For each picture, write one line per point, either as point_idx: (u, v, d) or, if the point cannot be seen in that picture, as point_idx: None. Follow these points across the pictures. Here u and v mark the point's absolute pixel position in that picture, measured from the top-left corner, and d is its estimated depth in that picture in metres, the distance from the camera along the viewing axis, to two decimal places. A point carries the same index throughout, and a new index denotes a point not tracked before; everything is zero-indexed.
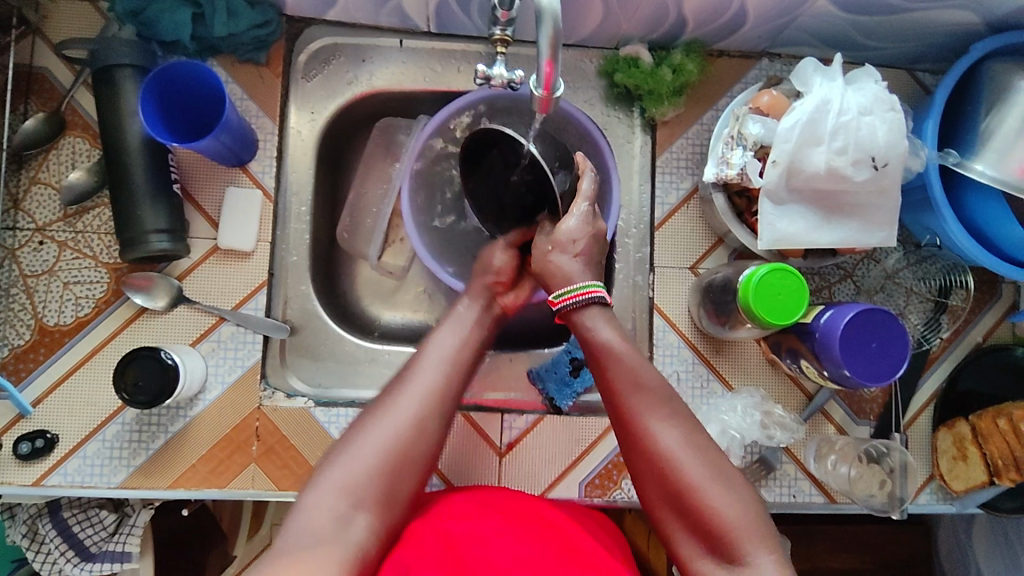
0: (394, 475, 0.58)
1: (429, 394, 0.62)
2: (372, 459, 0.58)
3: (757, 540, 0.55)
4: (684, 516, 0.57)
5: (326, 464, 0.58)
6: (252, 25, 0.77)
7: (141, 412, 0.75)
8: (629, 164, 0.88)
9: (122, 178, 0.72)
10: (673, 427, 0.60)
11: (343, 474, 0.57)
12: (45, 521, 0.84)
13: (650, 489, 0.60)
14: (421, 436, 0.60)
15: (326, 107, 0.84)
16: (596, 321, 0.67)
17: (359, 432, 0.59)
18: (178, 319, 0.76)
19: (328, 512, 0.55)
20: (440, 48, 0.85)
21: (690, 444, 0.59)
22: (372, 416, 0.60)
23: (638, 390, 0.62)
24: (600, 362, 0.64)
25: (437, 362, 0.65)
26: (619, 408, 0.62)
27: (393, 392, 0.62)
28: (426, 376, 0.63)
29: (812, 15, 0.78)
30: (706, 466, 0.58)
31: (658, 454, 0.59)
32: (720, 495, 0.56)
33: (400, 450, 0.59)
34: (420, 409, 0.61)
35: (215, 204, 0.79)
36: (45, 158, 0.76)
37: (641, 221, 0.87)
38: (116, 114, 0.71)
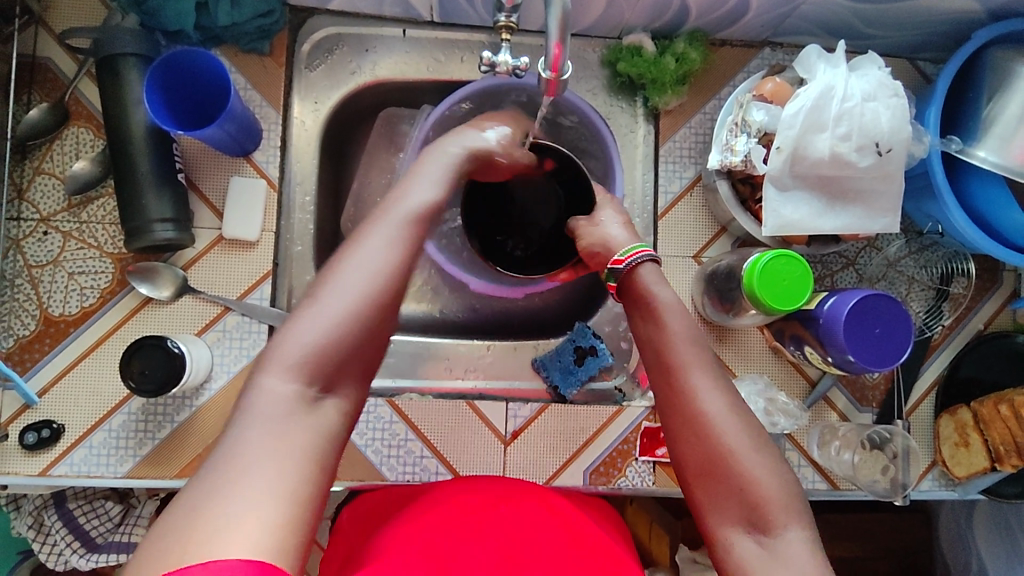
0: (363, 341, 0.53)
1: (389, 263, 0.56)
2: (340, 328, 0.52)
3: (792, 515, 0.54)
4: (718, 483, 0.56)
5: (277, 343, 0.52)
6: (256, 14, 0.77)
7: (147, 402, 0.75)
8: (632, 153, 0.89)
9: (127, 167, 0.72)
10: (720, 392, 0.58)
11: (310, 344, 0.51)
12: (50, 513, 0.84)
13: (685, 452, 0.58)
14: (387, 293, 0.55)
15: (330, 97, 0.84)
16: (651, 282, 0.66)
17: (321, 295, 0.53)
18: (184, 309, 0.77)
19: (291, 390, 0.49)
20: (443, 38, 0.85)
21: (735, 410, 0.58)
22: (332, 281, 0.54)
23: (692, 353, 0.61)
24: (653, 321, 0.63)
25: (402, 220, 0.59)
26: (667, 367, 0.61)
27: (356, 248, 0.56)
28: (389, 232, 0.57)
29: (814, 4, 0.79)
30: (750, 435, 0.57)
31: (703, 417, 0.57)
32: (759, 466, 0.56)
33: (368, 313, 0.53)
34: (387, 264, 0.55)
35: (220, 194, 0.79)
36: (49, 148, 0.76)
37: (644, 211, 0.88)
38: (121, 104, 0.71)
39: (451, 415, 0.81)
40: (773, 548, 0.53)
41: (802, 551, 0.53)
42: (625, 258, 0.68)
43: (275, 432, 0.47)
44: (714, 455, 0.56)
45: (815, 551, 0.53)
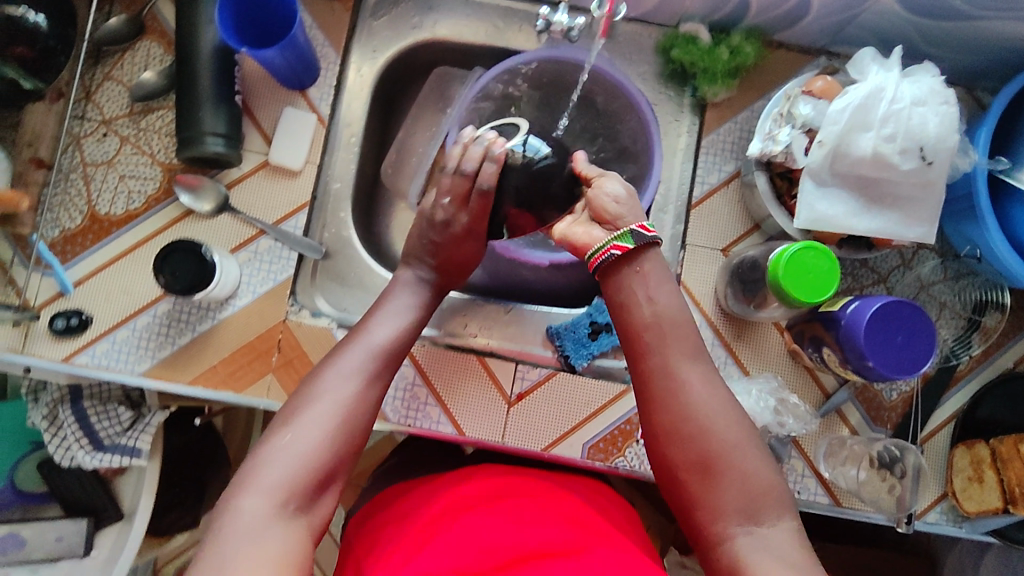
0: (336, 471, 0.58)
1: (370, 381, 0.63)
2: (315, 446, 0.57)
3: (784, 505, 0.58)
4: (710, 473, 0.59)
5: (256, 464, 0.56)
6: None
7: (173, 308, 0.78)
8: (674, 141, 0.89)
9: (190, 81, 0.75)
10: (714, 389, 0.62)
11: (288, 476, 0.55)
12: (65, 408, 0.89)
13: (678, 448, 0.61)
14: (360, 418, 0.60)
15: (388, 47, 0.88)
16: (650, 270, 0.67)
17: (296, 419, 0.58)
18: (221, 225, 0.79)
19: (267, 505, 0.53)
20: (504, 6, 0.89)
21: (726, 407, 0.61)
22: (312, 397, 0.60)
23: (688, 348, 0.64)
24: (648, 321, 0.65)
25: (374, 346, 0.65)
26: (660, 367, 0.63)
27: (333, 381, 0.61)
28: (362, 371, 0.63)
29: (875, 13, 0.79)
30: (745, 430, 0.61)
31: (703, 412, 0.60)
32: (748, 457, 0.59)
33: (342, 448, 0.59)
34: (361, 401, 0.61)
35: (273, 122, 0.82)
36: (121, 57, 0.81)
37: (680, 198, 0.87)
38: (194, 22, 0.75)
39: (459, 366, 0.82)
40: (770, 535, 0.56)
41: (790, 536, 0.57)
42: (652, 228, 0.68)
43: (248, 544, 0.51)
44: (710, 448, 0.59)
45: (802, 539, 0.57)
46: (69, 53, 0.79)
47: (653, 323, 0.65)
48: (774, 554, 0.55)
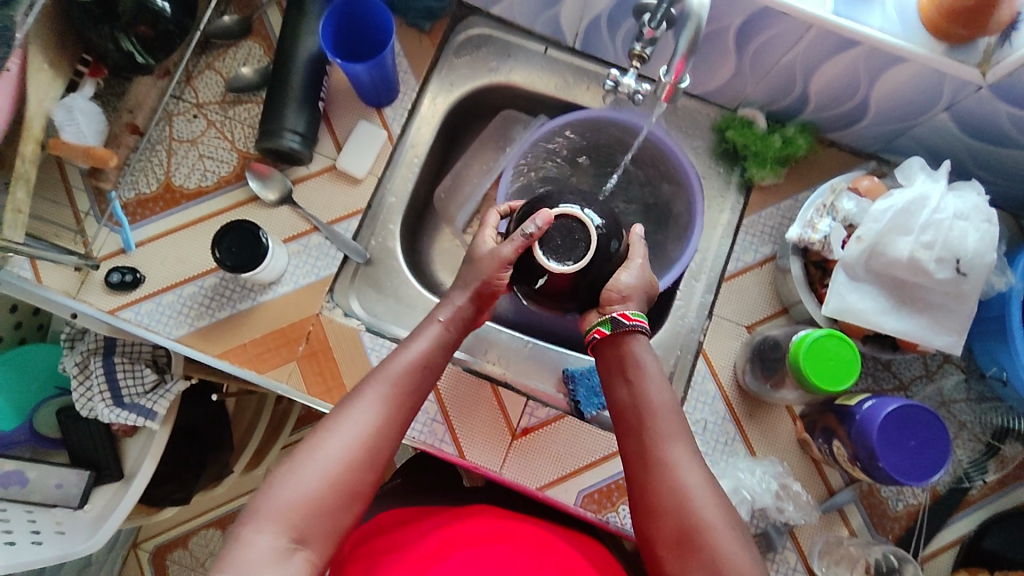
0: (344, 498, 0.61)
1: (384, 417, 0.65)
2: (319, 481, 0.60)
3: None
4: (693, 553, 0.59)
5: (265, 495, 0.59)
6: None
7: (219, 283, 0.85)
8: (715, 218, 0.91)
9: (283, 83, 0.84)
10: (695, 467, 0.62)
11: (288, 500, 0.59)
12: (97, 359, 0.95)
13: (659, 526, 0.61)
14: (370, 452, 0.63)
15: (464, 84, 0.95)
16: (639, 352, 0.69)
17: (308, 452, 0.61)
18: (279, 216, 0.86)
19: (270, 542, 0.57)
20: (577, 65, 0.95)
21: (709, 486, 0.61)
22: (326, 430, 0.63)
23: (672, 427, 0.65)
24: (633, 401, 0.67)
25: (395, 381, 0.67)
26: (646, 449, 0.64)
27: (348, 409, 0.64)
28: (380, 393, 0.66)
29: (927, 128, 0.82)
30: (724, 511, 0.60)
31: (684, 492, 0.61)
32: (731, 539, 0.58)
33: (346, 473, 0.61)
34: (372, 425, 0.64)
35: (346, 132, 0.89)
36: (225, 52, 0.91)
37: (714, 270, 0.89)
38: (297, 31, 0.84)
39: (471, 389, 0.84)
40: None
41: None
42: (633, 320, 0.70)
43: None
44: (688, 527, 0.60)
45: None
46: (183, 39, 0.87)
47: (638, 402, 0.67)
48: None
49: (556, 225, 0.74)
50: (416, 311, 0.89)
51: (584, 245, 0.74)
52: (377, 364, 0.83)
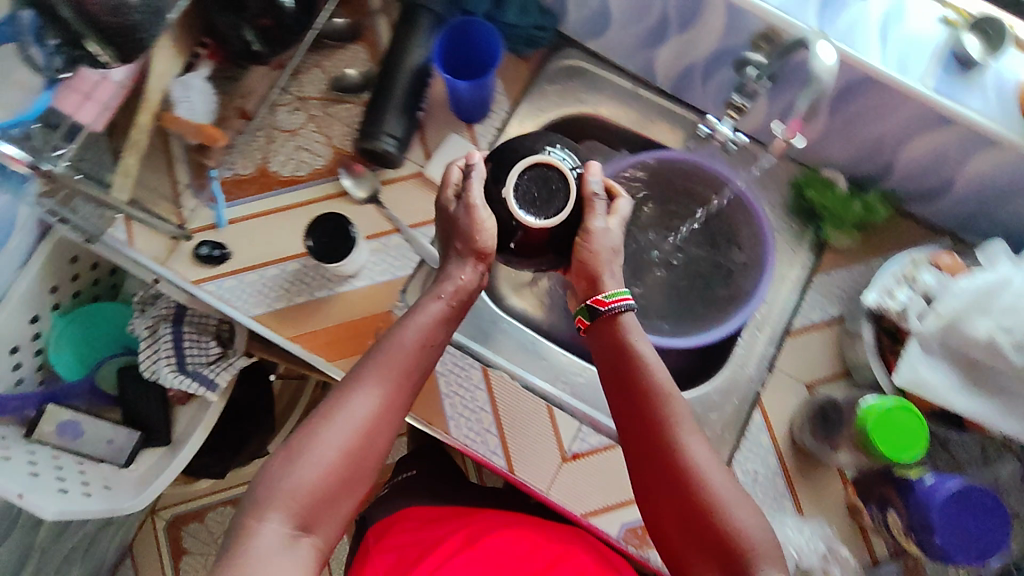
0: (348, 480, 0.63)
1: (379, 401, 0.67)
2: (320, 470, 0.62)
3: (772, 556, 0.60)
4: (701, 527, 0.62)
5: (266, 485, 0.61)
6: (535, 25, 0.94)
7: (300, 270, 0.89)
8: (786, 271, 0.91)
9: (387, 89, 0.88)
10: (698, 441, 0.66)
11: (290, 489, 0.60)
12: (167, 325, 1.00)
13: (663, 504, 0.65)
14: (368, 436, 0.65)
15: (552, 110, 0.97)
16: (631, 327, 0.72)
17: (307, 441, 0.63)
18: (364, 213, 0.90)
19: (277, 530, 0.59)
20: (662, 105, 0.98)
21: (711, 459, 0.65)
22: (322, 420, 0.64)
23: (674, 405, 0.67)
24: (630, 375, 0.69)
25: (389, 366, 0.69)
26: (649, 427, 0.67)
27: (343, 399, 0.66)
28: (375, 380, 0.67)
29: (1011, 213, 0.82)
30: (725, 481, 0.63)
31: (690, 470, 0.64)
32: (736, 508, 0.62)
33: (346, 461, 0.63)
34: (369, 415, 0.66)
35: (437, 142, 0.93)
36: (333, 52, 0.95)
37: (778, 323, 0.89)
38: (407, 42, 0.89)
39: (527, 409, 0.84)
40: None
41: None
42: (609, 303, 0.72)
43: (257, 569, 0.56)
44: (695, 504, 0.63)
45: None
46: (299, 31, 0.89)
47: (636, 377, 0.69)
48: None
49: (530, 176, 0.76)
50: (481, 322, 0.91)
51: (562, 194, 0.75)
52: (440, 367, 0.86)
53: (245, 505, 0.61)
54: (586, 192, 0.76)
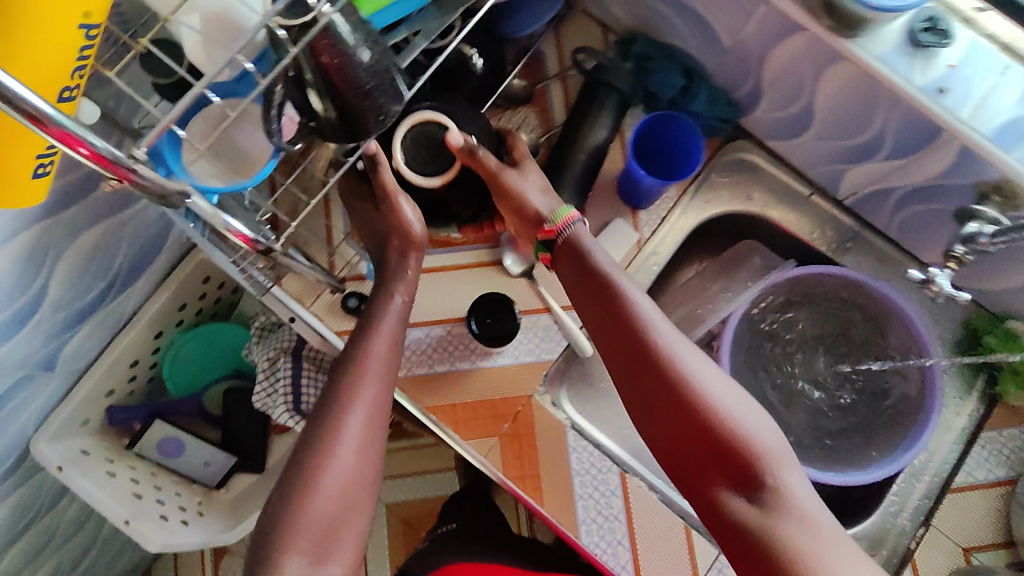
0: (355, 496, 0.68)
1: (368, 410, 0.71)
2: (326, 497, 0.66)
3: (782, 459, 0.61)
4: (713, 441, 0.62)
5: (277, 525, 0.65)
6: (718, 116, 0.89)
7: (445, 337, 0.85)
8: (951, 420, 0.87)
9: (563, 168, 0.84)
10: (688, 351, 0.66)
11: (303, 520, 0.65)
12: (286, 359, 0.97)
13: (669, 430, 0.64)
14: (366, 450, 0.70)
15: (719, 204, 0.92)
16: (595, 249, 0.74)
17: (315, 468, 0.67)
18: (519, 288, 0.86)
19: (297, 564, 0.63)
20: (836, 218, 0.92)
21: (705, 367, 0.65)
22: (321, 439, 0.68)
23: (659, 322, 0.68)
24: (613, 301, 0.70)
25: (371, 372, 0.73)
26: (639, 347, 0.67)
27: (334, 417, 0.70)
28: (363, 394, 0.72)
29: None
30: (722, 388, 0.64)
31: (682, 383, 0.64)
32: (742, 415, 0.63)
33: (353, 481, 0.68)
34: (363, 427, 0.70)
35: (600, 224, 0.88)
36: (502, 113, 0.90)
37: (937, 474, 0.85)
38: (587, 124, 0.85)
39: (664, 526, 0.80)
40: (781, 512, 0.58)
41: (799, 489, 0.60)
42: (559, 225, 0.76)
43: None
44: (699, 422, 0.63)
45: (810, 492, 0.60)
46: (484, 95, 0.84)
47: (616, 300, 0.70)
48: (794, 517, 0.57)
49: (418, 134, 0.77)
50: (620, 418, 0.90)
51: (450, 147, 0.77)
52: (575, 465, 0.83)
53: (259, 555, 0.64)
54: (461, 146, 0.75)
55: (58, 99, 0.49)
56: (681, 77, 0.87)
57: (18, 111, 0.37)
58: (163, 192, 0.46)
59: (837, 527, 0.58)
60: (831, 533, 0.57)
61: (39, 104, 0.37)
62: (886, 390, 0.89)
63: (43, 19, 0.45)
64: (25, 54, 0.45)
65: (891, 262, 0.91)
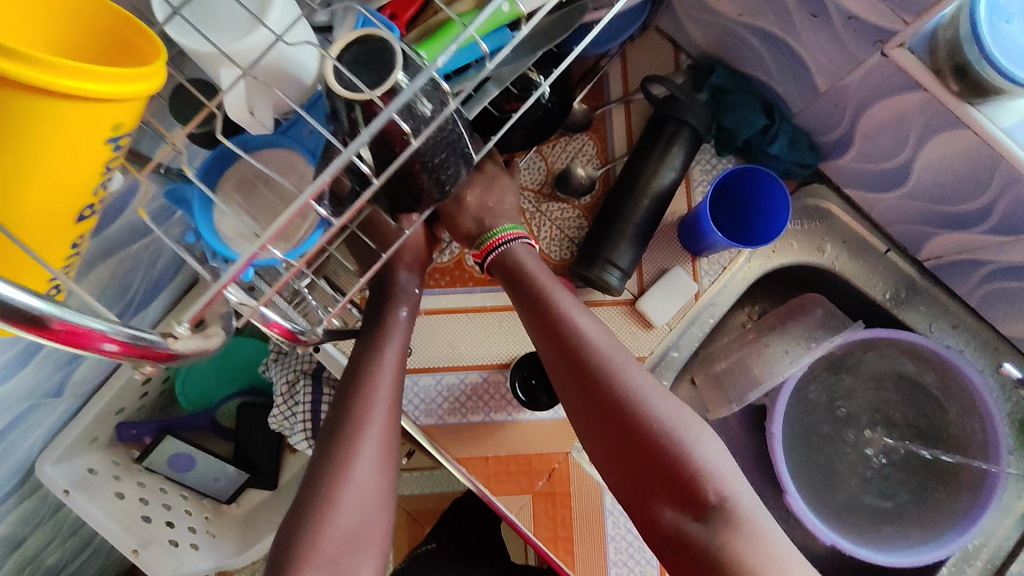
0: (371, 523, 0.62)
1: (380, 428, 0.65)
2: (342, 521, 0.61)
3: (729, 479, 0.60)
4: (661, 466, 0.60)
5: (289, 550, 0.60)
6: (797, 160, 0.81)
7: (480, 384, 0.79)
8: (1010, 503, 0.79)
9: (623, 210, 0.76)
10: (633, 372, 0.64)
11: (317, 546, 0.59)
12: (306, 384, 0.91)
13: (616, 457, 0.62)
14: (381, 474, 0.64)
15: (786, 253, 0.85)
16: (537, 267, 0.70)
17: (331, 488, 0.61)
18: None
19: None
20: (912, 277, 0.84)
21: (650, 388, 0.63)
22: (337, 456, 0.63)
23: (605, 346, 0.65)
24: (556, 322, 0.66)
25: (381, 386, 0.66)
26: (583, 372, 0.64)
27: (347, 434, 0.63)
28: (373, 403, 0.65)
29: None
30: (671, 411, 0.62)
31: (626, 405, 0.62)
32: (688, 435, 0.61)
33: (371, 507, 0.62)
34: (380, 449, 0.64)
35: (655, 271, 0.81)
36: (558, 141, 0.83)
37: (991, 560, 0.78)
38: (657, 163, 0.76)
39: None
40: (730, 532, 0.57)
41: (747, 507, 0.59)
42: (486, 249, 0.71)
43: None
44: (644, 444, 0.61)
45: (756, 508, 0.59)
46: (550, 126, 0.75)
47: (562, 322, 0.66)
48: (744, 540, 0.57)
49: None
50: None
51: None
52: (611, 530, 0.77)
53: None
54: None
55: (73, 228, 0.36)
56: (763, 116, 0.78)
57: (1, 316, 0.26)
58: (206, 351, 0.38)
59: (782, 544, 0.58)
60: (774, 551, 0.57)
61: (31, 302, 0.27)
62: (947, 468, 0.82)
63: (61, 149, 0.31)
64: (24, 193, 0.32)
65: (966, 330, 0.83)
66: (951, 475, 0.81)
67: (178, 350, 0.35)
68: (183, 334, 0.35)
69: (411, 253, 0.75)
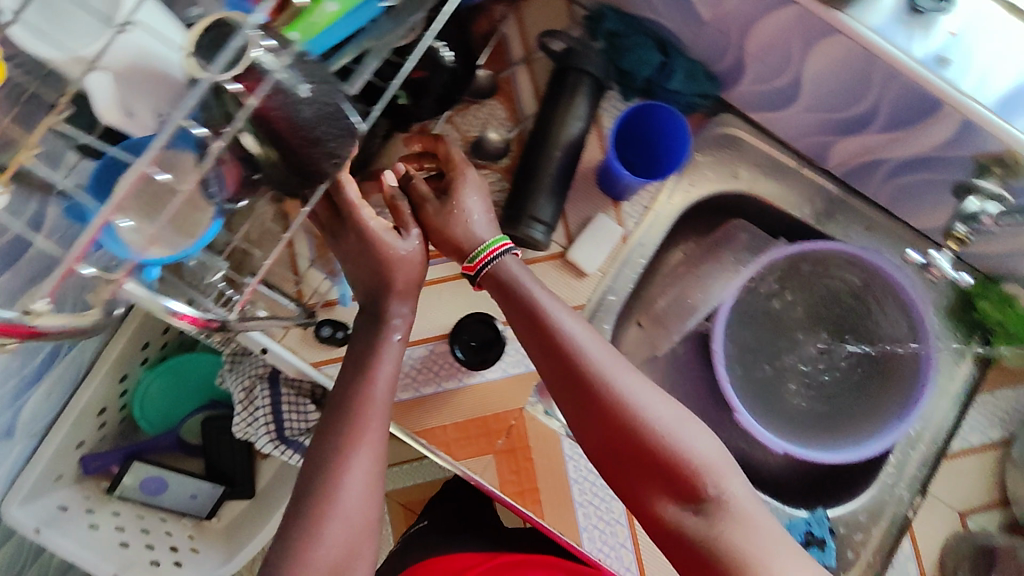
0: (361, 523, 0.62)
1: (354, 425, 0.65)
2: (303, 505, 0.62)
3: (725, 474, 0.59)
4: (659, 465, 0.59)
5: None
6: (699, 92, 0.83)
7: (429, 356, 0.80)
8: (946, 386, 0.84)
9: (537, 165, 0.78)
10: (626, 375, 0.63)
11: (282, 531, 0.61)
12: (263, 387, 0.91)
13: (615, 458, 0.62)
14: (374, 477, 0.64)
15: (704, 185, 0.88)
16: (525, 277, 0.69)
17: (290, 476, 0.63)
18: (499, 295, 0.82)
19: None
20: (826, 188, 0.88)
21: (644, 390, 0.62)
22: None
23: (597, 348, 0.64)
24: (546, 330, 0.65)
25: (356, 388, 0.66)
26: (576, 377, 0.63)
27: None
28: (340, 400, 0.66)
29: None
30: (665, 410, 0.62)
31: (621, 408, 0.61)
32: (682, 435, 0.60)
33: (366, 506, 0.62)
34: (374, 457, 0.64)
35: (581, 220, 0.83)
36: (468, 109, 0.84)
37: (933, 442, 0.83)
38: (563, 115, 0.78)
39: None
40: (726, 523, 0.57)
41: (743, 501, 0.58)
42: (476, 263, 0.70)
43: None
44: (641, 445, 0.60)
45: (752, 500, 0.59)
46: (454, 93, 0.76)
47: (551, 330, 0.65)
48: (741, 532, 0.56)
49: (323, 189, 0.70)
50: None
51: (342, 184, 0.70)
52: (574, 475, 0.80)
53: None
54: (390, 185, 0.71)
55: None
56: (657, 53, 0.80)
57: None
58: (77, 327, 0.44)
59: (779, 533, 0.58)
60: (772, 540, 0.57)
61: None
62: (882, 362, 0.86)
63: None
64: None
65: (882, 231, 0.87)
66: (885, 369, 0.85)
67: (41, 325, 0.41)
68: (41, 311, 0.40)
69: (402, 279, 0.69)
